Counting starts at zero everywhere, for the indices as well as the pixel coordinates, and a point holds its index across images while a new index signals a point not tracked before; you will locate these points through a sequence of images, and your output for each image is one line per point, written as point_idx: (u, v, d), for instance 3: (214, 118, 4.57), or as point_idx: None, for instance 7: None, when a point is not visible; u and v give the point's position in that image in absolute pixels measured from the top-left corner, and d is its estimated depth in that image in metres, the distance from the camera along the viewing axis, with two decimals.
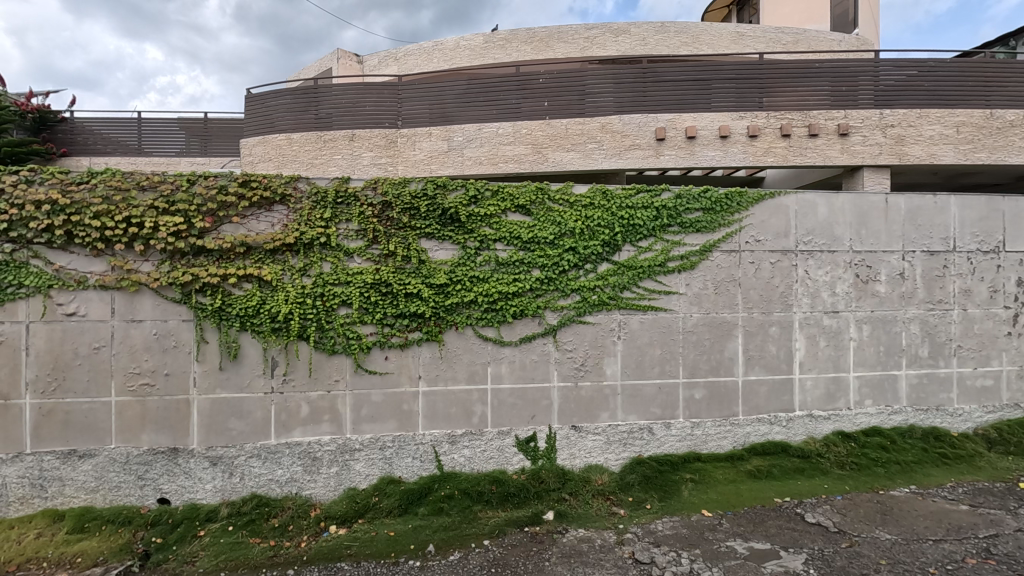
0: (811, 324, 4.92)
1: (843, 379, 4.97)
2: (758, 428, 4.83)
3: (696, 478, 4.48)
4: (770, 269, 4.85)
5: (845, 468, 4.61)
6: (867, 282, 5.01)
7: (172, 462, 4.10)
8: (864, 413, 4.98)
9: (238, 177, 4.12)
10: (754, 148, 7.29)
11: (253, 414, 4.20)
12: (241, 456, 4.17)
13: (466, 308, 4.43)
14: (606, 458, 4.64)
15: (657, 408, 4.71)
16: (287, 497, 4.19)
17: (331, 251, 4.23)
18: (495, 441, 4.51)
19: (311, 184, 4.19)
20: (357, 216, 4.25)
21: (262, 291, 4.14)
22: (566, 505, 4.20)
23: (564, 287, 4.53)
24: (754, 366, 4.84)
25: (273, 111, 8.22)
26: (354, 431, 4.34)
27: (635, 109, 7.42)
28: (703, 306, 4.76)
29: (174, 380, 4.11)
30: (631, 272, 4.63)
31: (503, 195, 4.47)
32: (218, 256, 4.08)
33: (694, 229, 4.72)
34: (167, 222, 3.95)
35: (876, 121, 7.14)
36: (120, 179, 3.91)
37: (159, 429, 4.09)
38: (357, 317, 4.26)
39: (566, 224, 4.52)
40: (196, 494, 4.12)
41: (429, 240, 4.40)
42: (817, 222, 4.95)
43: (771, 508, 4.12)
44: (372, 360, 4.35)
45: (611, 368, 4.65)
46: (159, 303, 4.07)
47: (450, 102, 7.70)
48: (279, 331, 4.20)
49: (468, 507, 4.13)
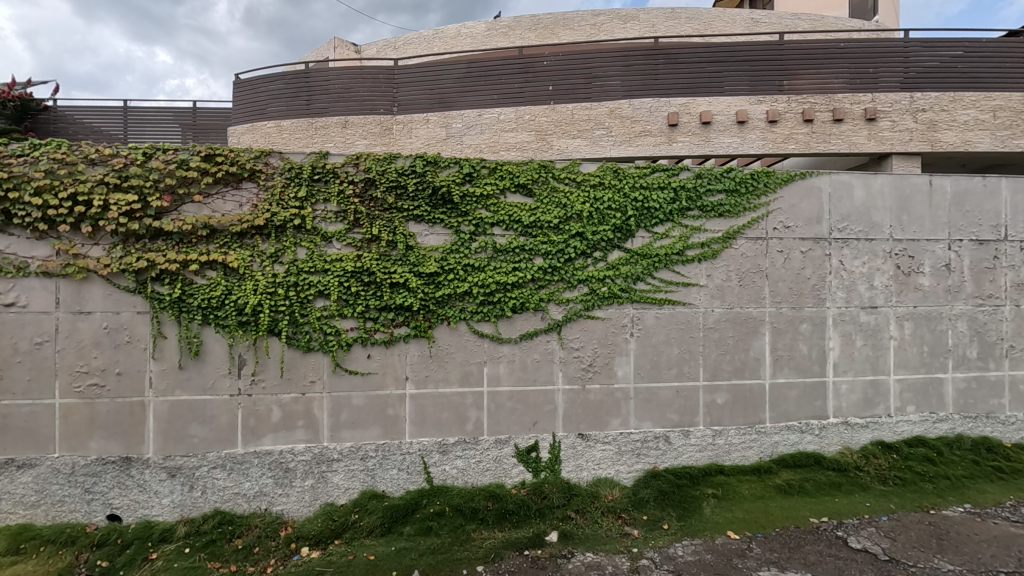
0: (846, 321, 4.39)
1: (882, 383, 4.44)
2: (787, 437, 4.31)
3: (718, 494, 3.95)
4: (800, 259, 4.34)
5: (887, 483, 4.07)
6: (909, 275, 4.48)
7: (123, 473, 3.61)
8: (906, 421, 4.45)
9: (201, 150, 3.66)
10: (774, 135, 6.77)
11: (218, 419, 3.71)
12: (203, 467, 3.68)
13: (460, 300, 3.93)
14: (618, 470, 4.13)
15: (674, 414, 4.20)
16: (255, 513, 3.68)
17: (307, 235, 3.75)
18: (492, 451, 4.00)
19: (285, 159, 3.73)
20: (336, 196, 3.77)
21: (228, 279, 3.65)
22: (572, 524, 3.67)
23: (571, 277, 4.02)
24: (783, 368, 4.31)
25: (263, 97, 7.78)
26: (333, 439, 3.84)
27: (646, 93, 6.91)
28: (726, 300, 4.25)
29: (127, 380, 3.62)
30: (646, 261, 4.12)
31: (501, 172, 3.98)
32: (179, 239, 3.60)
33: (716, 213, 4.22)
34: (119, 200, 3.48)
35: (906, 105, 6.61)
36: (65, 151, 3.45)
37: (109, 436, 3.60)
38: (335, 310, 3.76)
39: (572, 206, 4.03)
40: (151, 511, 3.61)
41: (418, 223, 3.91)
42: (853, 206, 4.43)
43: (808, 530, 3.58)
44: (353, 358, 3.85)
45: (623, 369, 4.14)
46: (111, 293, 3.59)
47: (448, 86, 7.23)
48: (247, 325, 3.71)
49: (460, 527, 3.60)
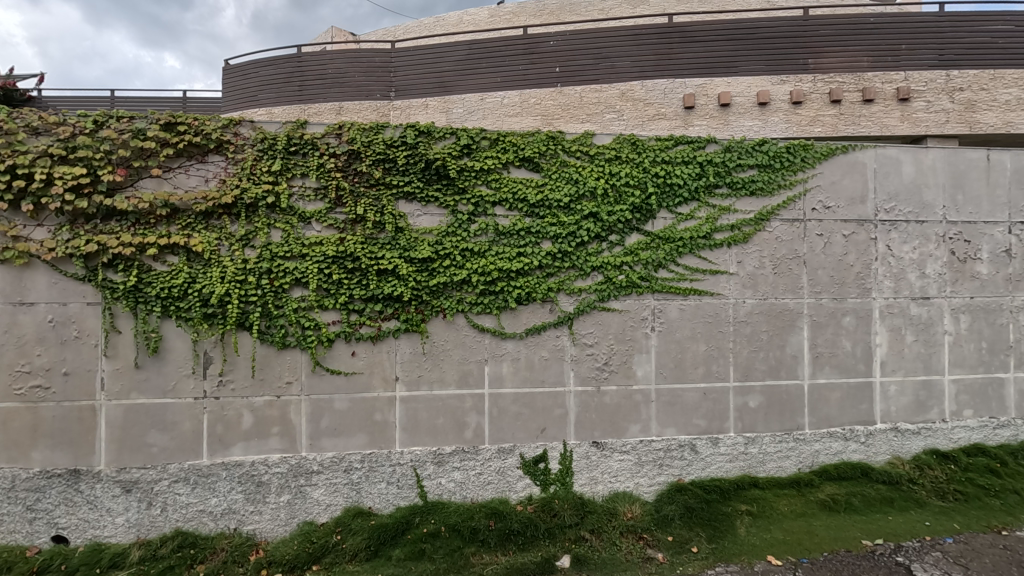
0: (895, 314, 3.89)
1: (936, 384, 3.93)
2: (829, 445, 3.80)
3: (753, 511, 3.44)
4: (842, 244, 3.84)
5: (946, 499, 3.55)
6: (965, 262, 3.97)
7: (71, 489, 3.14)
8: (963, 427, 3.94)
9: (160, 117, 3.21)
10: (799, 117, 6.25)
11: (180, 426, 3.24)
12: (163, 482, 3.21)
13: (457, 290, 3.45)
14: (637, 483, 3.62)
15: (700, 419, 3.70)
16: (222, 534, 3.21)
17: (282, 215, 3.29)
18: (494, 462, 3.52)
19: (257, 128, 3.28)
20: (316, 170, 3.32)
21: (191, 266, 3.19)
22: (586, 547, 3.17)
23: (583, 264, 3.54)
24: (823, 367, 3.81)
25: (254, 84, 7.32)
26: (312, 449, 3.37)
27: (659, 73, 6.39)
28: (759, 290, 3.75)
29: (75, 381, 3.16)
30: (668, 245, 3.63)
31: (504, 144, 3.51)
32: (135, 220, 3.15)
33: (747, 190, 3.73)
34: (65, 174, 3.03)
35: (942, 83, 6.08)
36: (2, 118, 2.99)
37: (55, 446, 3.14)
38: (314, 301, 3.29)
39: (585, 183, 3.55)
40: (103, 531, 3.14)
41: (410, 203, 3.44)
42: (901, 183, 3.92)
43: (862, 555, 3.07)
44: (335, 356, 3.38)
45: (642, 369, 3.65)
46: (56, 281, 3.13)
47: (447, 69, 6.77)
48: (213, 318, 3.24)
49: (457, 550, 3.11)
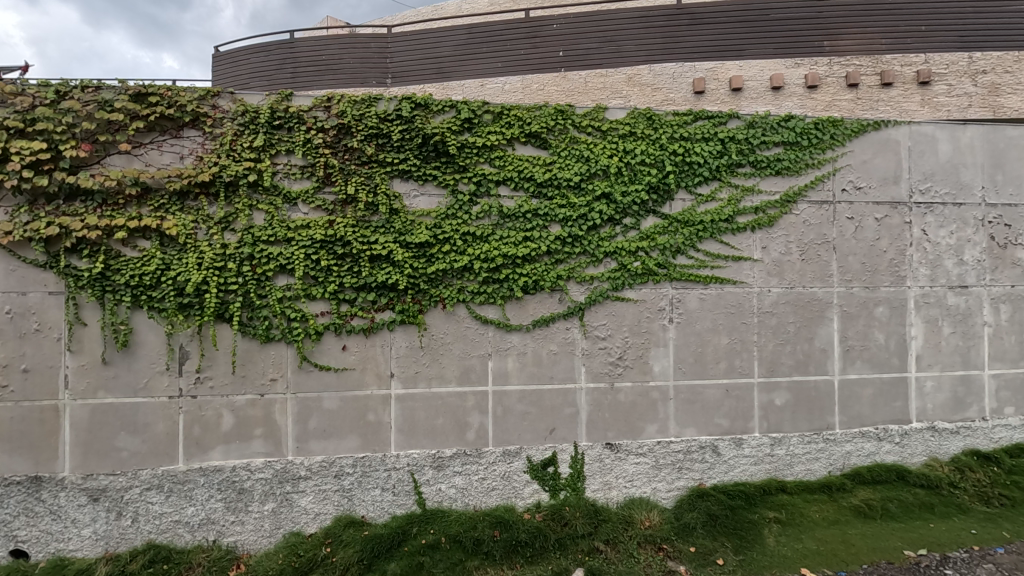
0: (931, 304, 3.60)
1: (975, 380, 3.63)
2: (861, 446, 3.50)
3: (782, 518, 3.15)
4: (874, 228, 3.55)
5: (991, 505, 3.27)
6: (1006, 247, 3.68)
7: (32, 498, 2.84)
8: (1004, 426, 3.65)
9: (130, 88, 2.92)
10: (813, 102, 5.91)
11: (153, 428, 2.94)
12: (134, 489, 2.92)
13: (458, 278, 3.16)
14: (655, 489, 3.33)
15: (722, 418, 3.41)
16: (200, 546, 2.91)
17: (265, 196, 3.00)
18: (499, 466, 3.22)
19: (238, 100, 2.98)
20: (302, 146, 3.02)
21: (164, 251, 2.89)
22: (600, 560, 2.88)
23: (595, 249, 3.25)
24: (855, 362, 3.52)
25: (245, 71, 7.02)
26: (299, 452, 3.07)
27: (667, 57, 6.03)
28: (785, 278, 3.46)
29: (36, 379, 2.86)
30: (687, 230, 3.34)
31: (508, 118, 3.22)
32: (102, 200, 2.85)
33: (772, 169, 3.44)
34: (22, 149, 2.73)
35: (965, 65, 5.70)
36: None
37: (14, 450, 2.84)
38: (301, 290, 2.99)
39: (596, 161, 3.26)
40: (67, 545, 2.84)
41: (406, 182, 3.15)
42: (937, 163, 3.64)
43: (905, 569, 2.81)
44: (324, 351, 3.08)
45: (659, 363, 3.36)
46: (14, 269, 2.83)
47: (446, 54, 6.45)
48: (189, 309, 2.94)
49: (460, 565, 2.82)
